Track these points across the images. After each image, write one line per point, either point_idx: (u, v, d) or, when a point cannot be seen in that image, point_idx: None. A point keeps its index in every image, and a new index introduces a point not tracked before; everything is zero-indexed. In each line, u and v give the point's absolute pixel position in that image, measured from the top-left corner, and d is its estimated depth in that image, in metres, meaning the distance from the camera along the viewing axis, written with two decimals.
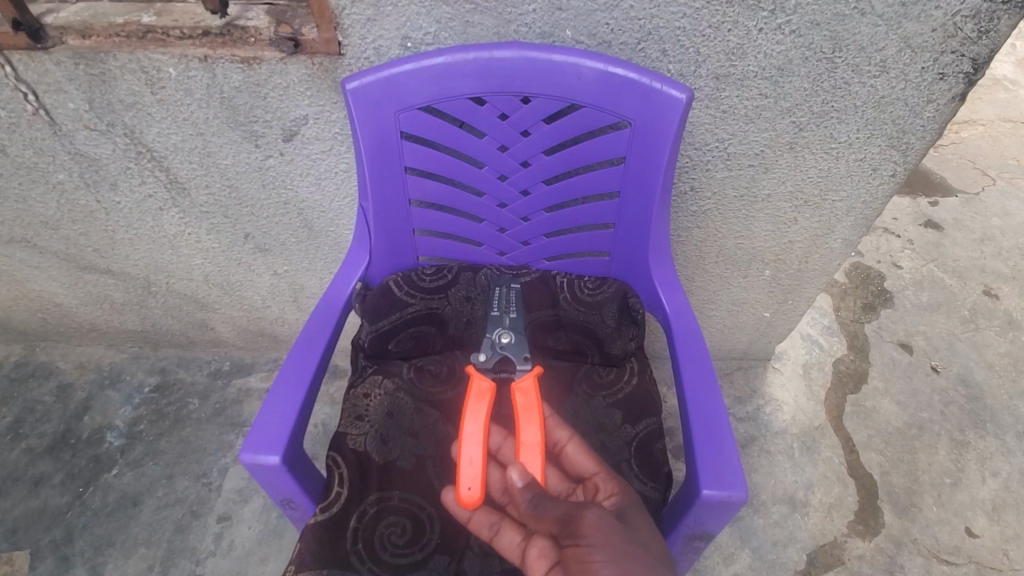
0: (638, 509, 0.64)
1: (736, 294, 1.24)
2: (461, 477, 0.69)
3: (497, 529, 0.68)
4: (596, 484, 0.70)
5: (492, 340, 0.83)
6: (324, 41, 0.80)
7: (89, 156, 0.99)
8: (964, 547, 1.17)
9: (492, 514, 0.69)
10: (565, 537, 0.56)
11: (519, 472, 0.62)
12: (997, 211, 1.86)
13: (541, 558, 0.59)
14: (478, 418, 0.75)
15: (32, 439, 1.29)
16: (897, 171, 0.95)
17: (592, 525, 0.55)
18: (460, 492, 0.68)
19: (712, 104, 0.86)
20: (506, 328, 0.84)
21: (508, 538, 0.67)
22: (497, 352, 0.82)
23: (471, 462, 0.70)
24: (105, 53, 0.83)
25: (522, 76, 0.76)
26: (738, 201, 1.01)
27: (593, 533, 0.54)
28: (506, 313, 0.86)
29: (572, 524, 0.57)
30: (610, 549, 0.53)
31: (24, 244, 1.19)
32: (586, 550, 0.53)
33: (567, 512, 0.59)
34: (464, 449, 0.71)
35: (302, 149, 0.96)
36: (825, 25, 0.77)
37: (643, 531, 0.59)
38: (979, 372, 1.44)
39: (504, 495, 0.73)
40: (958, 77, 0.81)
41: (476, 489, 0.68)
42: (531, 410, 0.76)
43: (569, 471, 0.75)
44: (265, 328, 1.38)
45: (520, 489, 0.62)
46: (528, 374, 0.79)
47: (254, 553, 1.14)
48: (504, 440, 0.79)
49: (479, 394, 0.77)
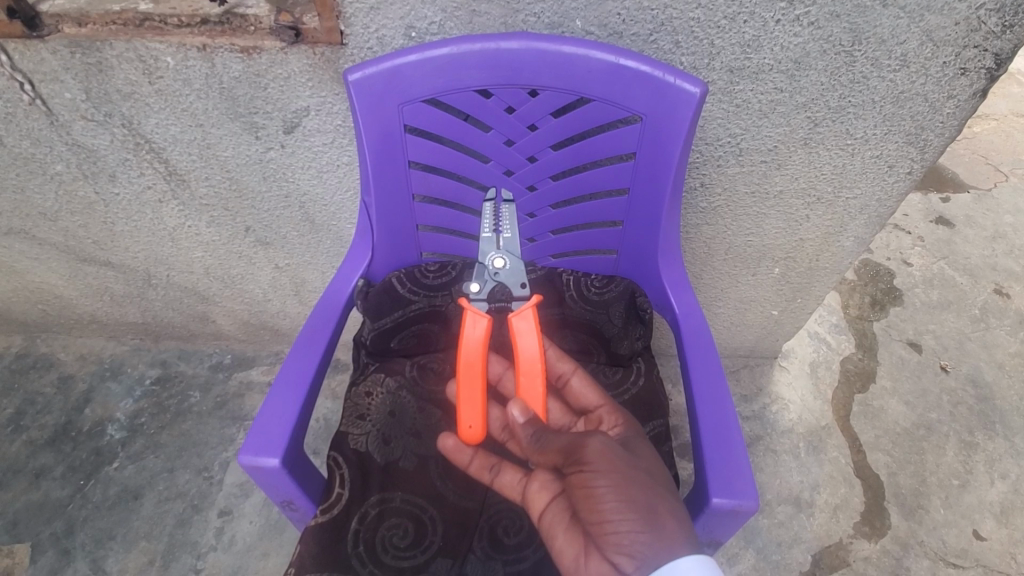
0: (642, 439, 0.67)
1: (746, 292, 1.22)
2: (462, 415, 0.74)
3: (497, 470, 0.70)
4: (600, 417, 0.73)
5: (485, 266, 0.78)
6: (326, 31, 0.78)
7: (87, 147, 0.98)
8: (971, 550, 1.16)
9: (491, 456, 0.72)
10: (571, 464, 0.60)
11: (519, 409, 0.66)
12: (1010, 209, 1.83)
13: (542, 491, 0.64)
14: (477, 354, 0.76)
15: (33, 432, 1.28)
16: (914, 168, 0.93)
17: (596, 452, 0.59)
18: (462, 430, 0.73)
19: (726, 98, 0.83)
20: (499, 251, 0.78)
21: (508, 477, 0.70)
22: (490, 280, 0.78)
23: (471, 401, 0.74)
24: (102, 41, 0.81)
25: (530, 68, 0.73)
26: (749, 197, 0.99)
27: (597, 459, 0.58)
28: (499, 234, 0.79)
29: (576, 453, 0.60)
30: (614, 475, 0.57)
31: (23, 235, 1.17)
32: (590, 476, 0.57)
33: (572, 441, 0.62)
34: (464, 387, 0.75)
35: (304, 141, 0.94)
36: (846, 17, 0.74)
37: (648, 460, 0.63)
38: (988, 372, 1.42)
39: (505, 432, 0.79)
40: (979, 73, 0.79)
41: (477, 427, 0.73)
42: (531, 343, 0.76)
43: (572, 404, 0.78)
44: (267, 321, 1.37)
45: (521, 426, 0.66)
46: (529, 306, 0.77)
47: (255, 548, 1.14)
48: (505, 370, 0.83)
49: (477, 329, 0.77)
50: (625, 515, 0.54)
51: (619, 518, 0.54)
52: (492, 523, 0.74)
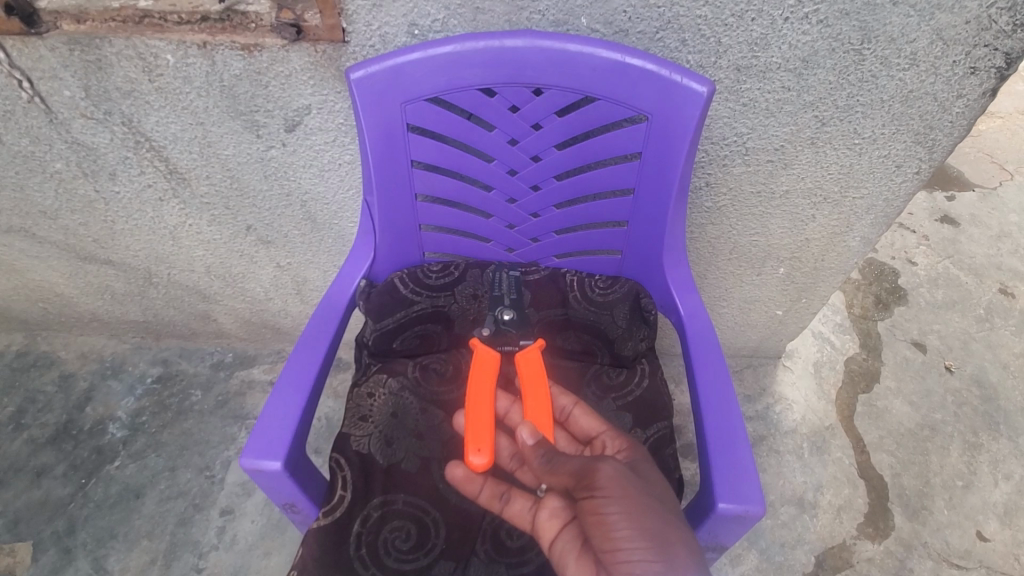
0: (648, 462, 0.67)
1: (750, 292, 1.21)
2: (469, 444, 0.70)
3: (506, 498, 0.68)
4: (604, 442, 0.72)
5: (494, 317, 0.84)
6: (328, 28, 0.77)
7: (87, 145, 0.97)
8: (975, 551, 1.15)
9: (500, 484, 0.70)
10: (582, 489, 0.59)
11: (529, 431, 0.64)
12: (1015, 208, 1.82)
13: (552, 518, 0.64)
14: (483, 386, 0.77)
15: (34, 430, 1.28)
16: (922, 168, 0.91)
17: (608, 477, 0.58)
18: (469, 459, 0.69)
19: (733, 96, 0.82)
20: (507, 306, 0.85)
21: (517, 505, 0.68)
22: (498, 329, 0.83)
23: (479, 429, 0.71)
24: (101, 38, 0.80)
25: (535, 66, 0.72)
26: (755, 197, 0.98)
27: (609, 484, 0.58)
28: (508, 294, 0.86)
29: (587, 477, 0.59)
30: (627, 501, 0.56)
31: (23, 233, 1.17)
32: (603, 503, 0.57)
33: (583, 465, 0.61)
34: (471, 418, 0.72)
35: (305, 140, 0.93)
36: (855, 15, 0.73)
37: (657, 484, 0.62)
38: (993, 372, 1.41)
39: (514, 460, 0.75)
40: (989, 72, 0.77)
41: (484, 454, 0.69)
42: (536, 378, 0.78)
43: (577, 434, 0.76)
44: (268, 320, 1.36)
45: (531, 448, 0.64)
46: (533, 346, 0.81)
47: (257, 547, 1.13)
48: (512, 404, 0.80)
49: (484, 364, 0.79)
50: (637, 543, 0.54)
51: (632, 546, 0.54)
52: (495, 526, 0.73)
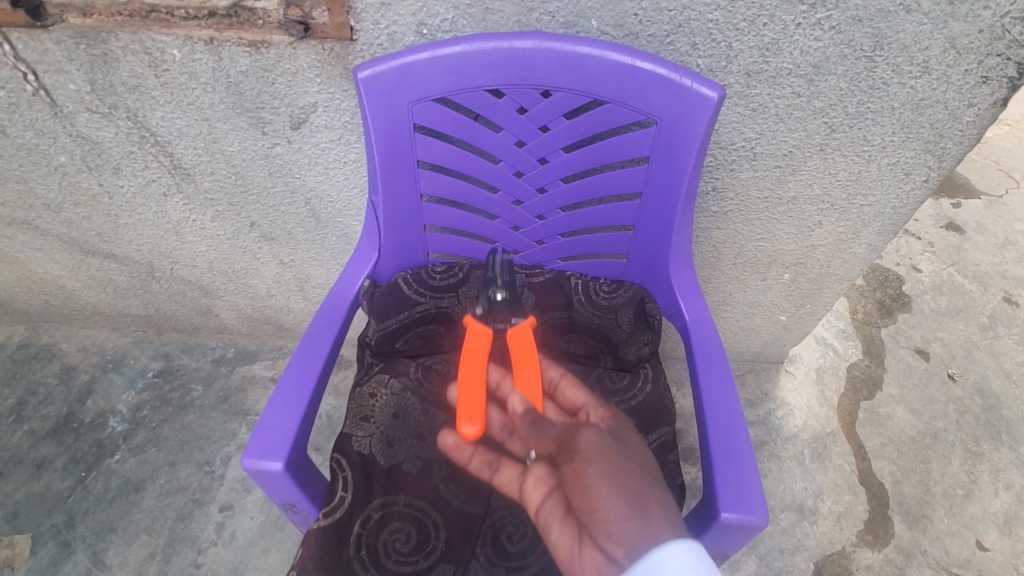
0: (632, 430, 0.65)
1: (754, 297, 1.21)
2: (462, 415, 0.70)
3: (496, 467, 0.68)
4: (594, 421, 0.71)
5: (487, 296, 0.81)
6: (336, 26, 0.76)
7: (91, 139, 0.96)
8: (974, 561, 1.15)
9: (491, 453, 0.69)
10: (563, 455, 0.59)
11: (518, 399, 0.67)
12: (1021, 216, 1.81)
13: (537, 486, 0.63)
14: (475, 360, 0.76)
15: (34, 423, 1.28)
16: (931, 176, 0.91)
17: (589, 442, 0.58)
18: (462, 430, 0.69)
19: (742, 101, 0.82)
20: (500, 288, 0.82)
21: (506, 474, 0.67)
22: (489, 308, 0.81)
23: (471, 403, 0.71)
24: (107, 33, 0.80)
25: (544, 68, 0.72)
26: (762, 203, 0.98)
27: (588, 448, 0.58)
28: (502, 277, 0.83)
29: (569, 443, 0.59)
30: (605, 464, 0.56)
31: (26, 226, 1.16)
32: (581, 465, 0.56)
33: (566, 432, 0.61)
34: (463, 392, 0.72)
35: (310, 137, 0.92)
36: (868, 22, 0.72)
37: (640, 451, 0.61)
38: (996, 381, 1.41)
39: (505, 431, 0.74)
40: (1001, 82, 0.77)
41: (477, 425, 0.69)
42: (526, 351, 0.77)
43: None
44: (270, 316, 1.36)
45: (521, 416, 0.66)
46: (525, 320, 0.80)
47: (256, 544, 1.13)
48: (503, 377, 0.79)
49: (476, 339, 0.78)
50: (614, 502, 0.53)
51: (609, 505, 0.53)
52: (495, 529, 0.73)
